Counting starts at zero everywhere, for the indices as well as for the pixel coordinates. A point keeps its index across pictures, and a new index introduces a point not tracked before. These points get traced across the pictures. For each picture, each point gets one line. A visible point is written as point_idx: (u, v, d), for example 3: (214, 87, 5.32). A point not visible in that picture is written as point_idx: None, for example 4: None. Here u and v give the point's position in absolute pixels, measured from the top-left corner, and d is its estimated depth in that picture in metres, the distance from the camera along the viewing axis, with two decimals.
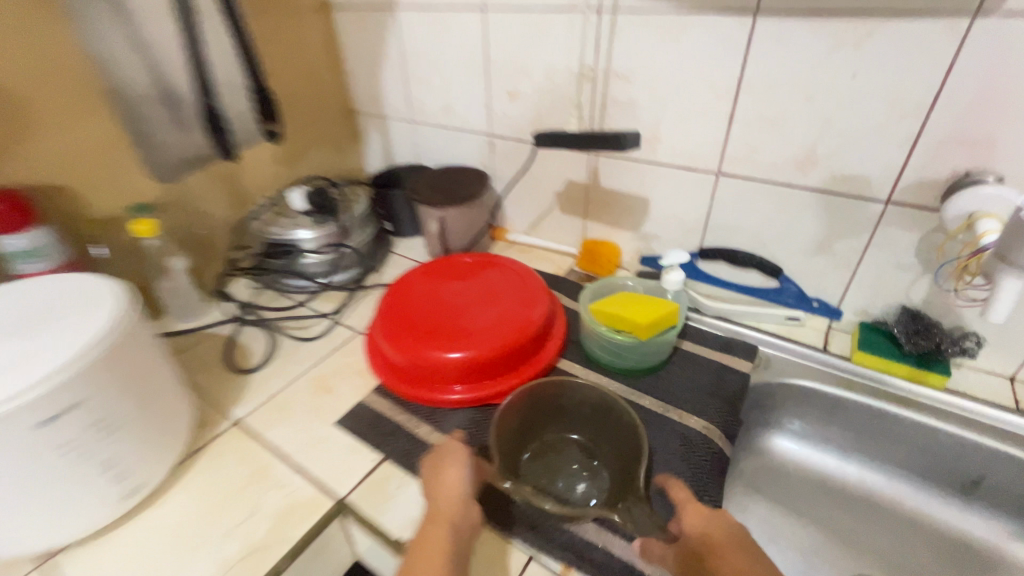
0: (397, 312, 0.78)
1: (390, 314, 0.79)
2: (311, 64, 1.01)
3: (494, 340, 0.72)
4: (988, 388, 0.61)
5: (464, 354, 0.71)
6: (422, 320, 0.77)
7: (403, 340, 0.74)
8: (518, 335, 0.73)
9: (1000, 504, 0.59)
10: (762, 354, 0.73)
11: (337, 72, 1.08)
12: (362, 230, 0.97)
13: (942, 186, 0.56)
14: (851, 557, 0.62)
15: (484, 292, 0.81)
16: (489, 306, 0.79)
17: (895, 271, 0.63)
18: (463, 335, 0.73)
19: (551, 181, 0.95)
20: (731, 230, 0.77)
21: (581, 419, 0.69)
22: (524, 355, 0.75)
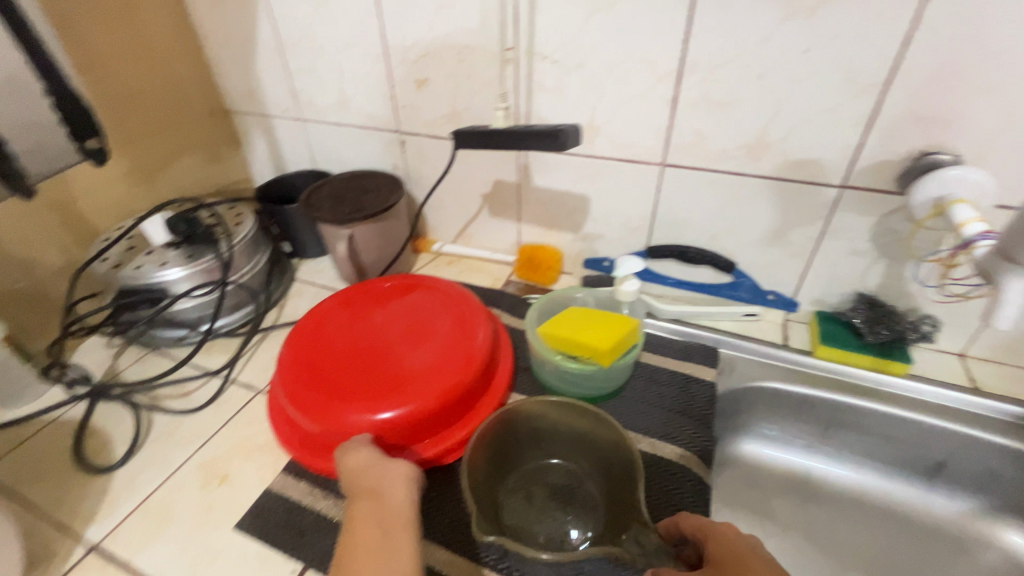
0: (306, 361, 0.61)
1: (296, 365, 0.61)
2: (155, 53, 0.82)
3: (433, 386, 0.58)
4: (932, 367, 0.65)
5: (398, 412, 0.55)
6: (338, 370, 0.60)
7: (315, 400, 0.57)
8: (462, 375, 0.59)
9: (953, 480, 0.64)
10: (725, 356, 0.71)
11: (195, 64, 0.88)
12: (252, 259, 0.78)
13: (900, 170, 0.57)
14: (833, 555, 0.63)
15: (413, 322, 0.66)
16: (421, 340, 0.63)
17: (851, 257, 0.65)
18: (393, 385, 0.58)
19: (476, 182, 0.82)
20: (680, 225, 0.72)
21: (562, 447, 0.59)
22: (473, 396, 0.61)
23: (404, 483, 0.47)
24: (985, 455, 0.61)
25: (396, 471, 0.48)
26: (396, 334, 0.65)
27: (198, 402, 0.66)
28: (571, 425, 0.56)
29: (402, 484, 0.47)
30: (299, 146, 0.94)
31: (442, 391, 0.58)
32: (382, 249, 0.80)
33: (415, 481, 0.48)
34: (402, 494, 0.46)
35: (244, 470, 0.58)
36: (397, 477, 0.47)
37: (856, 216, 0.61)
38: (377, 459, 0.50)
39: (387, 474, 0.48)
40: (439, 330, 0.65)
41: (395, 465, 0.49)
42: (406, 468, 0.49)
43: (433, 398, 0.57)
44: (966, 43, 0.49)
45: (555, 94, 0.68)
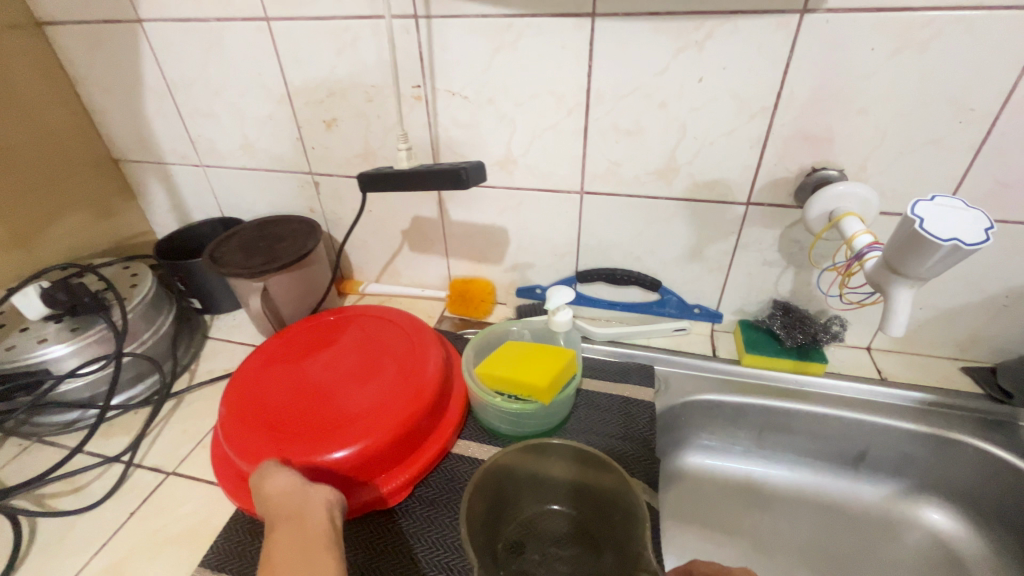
0: (247, 409, 0.57)
1: (235, 417, 0.56)
2: (21, 101, 0.73)
3: (384, 421, 0.54)
4: (845, 362, 0.70)
5: (346, 452, 0.52)
6: (283, 412, 0.56)
7: (256, 446, 0.53)
8: (414, 407, 0.56)
9: (877, 467, 0.68)
10: (661, 372, 0.72)
11: (73, 112, 0.80)
12: (154, 323, 0.71)
13: (795, 185, 0.61)
14: (783, 558, 0.64)
15: (364, 356, 0.63)
16: (373, 373, 0.60)
17: (763, 268, 0.68)
18: (342, 423, 0.54)
19: (398, 219, 0.80)
20: (605, 248, 0.73)
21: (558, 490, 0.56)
22: (427, 428, 0.58)
23: (324, 506, 0.44)
24: (898, 441, 0.65)
25: (315, 495, 0.45)
26: (345, 368, 0.61)
27: (94, 497, 0.58)
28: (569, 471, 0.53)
29: (323, 507, 0.44)
30: (202, 193, 0.87)
31: (394, 425, 0.54)
32: (301, 298, 0.75)
33: (335, 504, 0.45)
34: (324, 515, 0.43)
35: (153, 570, 0.51)
36: (318, 500, 0.44)
37: (762, 230, 0.65)
38: (296, 483, 0.46)
39: (305, 498, 0.44)
40: (391, 363, 0.61)
41: (316, 488, 0.46)
42: (327, 492, 0.46)
43: (385, 433, 0.54)
44: (838, 67, 0.53)
45: (469, 128, 0.67)
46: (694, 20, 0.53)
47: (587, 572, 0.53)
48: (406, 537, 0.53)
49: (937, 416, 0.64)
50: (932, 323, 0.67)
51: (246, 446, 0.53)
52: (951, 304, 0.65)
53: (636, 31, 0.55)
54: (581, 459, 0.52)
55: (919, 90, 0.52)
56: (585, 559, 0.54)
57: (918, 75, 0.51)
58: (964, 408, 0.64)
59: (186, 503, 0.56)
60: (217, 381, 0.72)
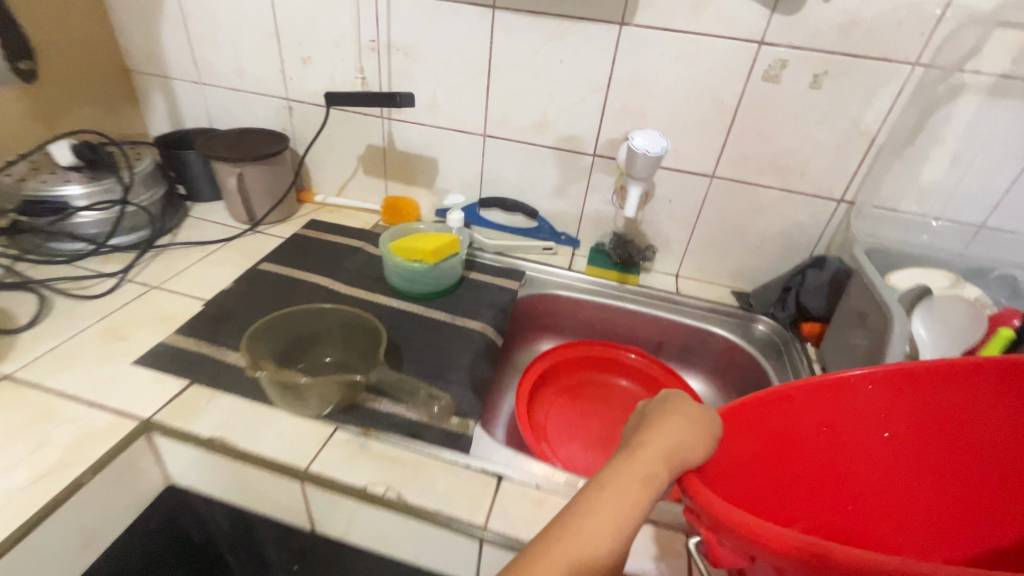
0: (600, 440, 0.86)
1: (599, 443, 0.85)
2: (81, 26, 0.95)
3: (583, 434, 0.87)
4: (658, 281, 0.99)
5: (609, 439, 0.86)
6: (601, 437, 0.86)
7: (606, 440, 0.86)
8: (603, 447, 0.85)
9: (671, 354, 0.97)
10: (528, 276, 0.99)
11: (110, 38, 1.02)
12: (148, 190, 0.91)
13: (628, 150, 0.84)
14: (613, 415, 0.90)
15: (600, 443, 0.85)
16: (594, 436, 0.87)
17: (605, 205, 0.96)
18: (606, 445, 0.85)
19: (349, 144, 1.03)
20: (500, 181, 0.99)
21: (326, 334, 0.73)
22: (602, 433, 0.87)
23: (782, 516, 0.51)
24: (679, 332, 0.95)
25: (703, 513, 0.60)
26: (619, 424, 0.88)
27: (100, 291, 0.80)
28: (373, 416, 0.63)
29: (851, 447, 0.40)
30: (196, 107, 1.08)
31: None
32: (268, 190, 0.98)
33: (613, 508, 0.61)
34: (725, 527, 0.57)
35: (140, 333, 0.73)
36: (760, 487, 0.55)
37: (604, 176, 0.93)
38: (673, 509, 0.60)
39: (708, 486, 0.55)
40: None
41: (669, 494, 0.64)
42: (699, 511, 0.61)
43: (607, 429, 0.88)
44: (646, 68, 0.82)
45: (407, 78, 0.93)
46: (559, 20, 0.81)
47: (349, 360, 0.71)
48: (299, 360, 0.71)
49: (712, 318, 0.94)
50: (716, 256, 0.96)
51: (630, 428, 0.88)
52: (727, 241, 0.94)
53: (521, 22, 0.82)
54: (375, 418, 0.63)
55: (689, 88, 0.82)
56: (345, 357, 0.72)
57: (692, 73, 0.80)
58: (724, 313, 0.94)
59: (167, 302, 0.79)
60: (197, 243, 0.93)
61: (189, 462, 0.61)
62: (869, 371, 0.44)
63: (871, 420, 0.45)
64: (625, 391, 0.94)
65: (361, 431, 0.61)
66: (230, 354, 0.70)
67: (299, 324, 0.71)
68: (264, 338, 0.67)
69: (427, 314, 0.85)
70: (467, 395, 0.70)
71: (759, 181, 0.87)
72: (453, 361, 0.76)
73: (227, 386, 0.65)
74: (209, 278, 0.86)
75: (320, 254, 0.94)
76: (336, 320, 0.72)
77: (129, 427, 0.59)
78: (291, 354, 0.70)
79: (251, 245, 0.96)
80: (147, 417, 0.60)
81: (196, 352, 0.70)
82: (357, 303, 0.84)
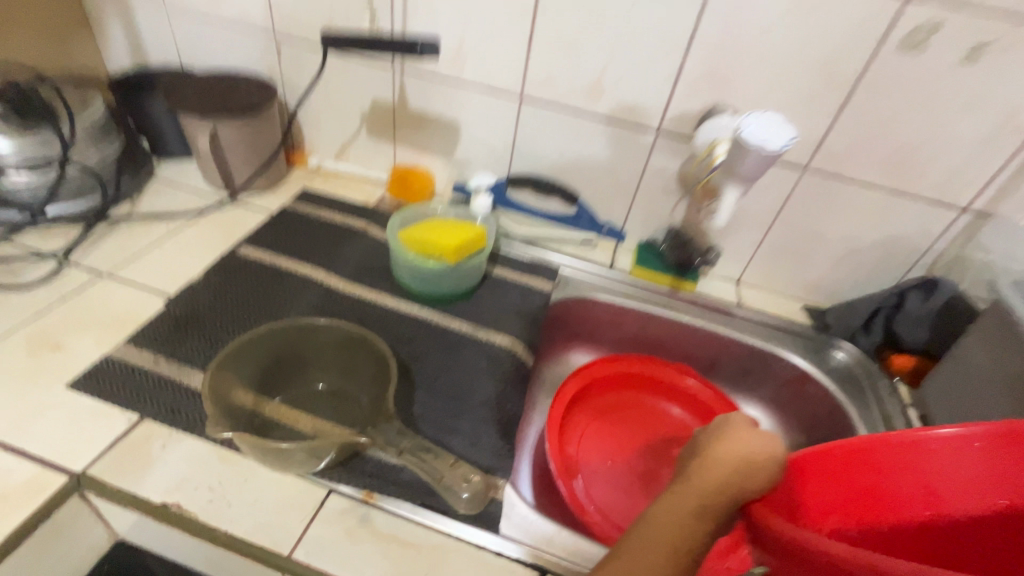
0: (631, 478, 0.73)
1: (630, 482, 0.73)
2: None
3: (613, 467, 0.74)
4: (716, 288, 0.83)
5: (642, 477, 0.74)
6: (633, 474, 0.74)
7: (639, 478, 0.74)
8: (634, 485, 0.73)
9: (724, 375, 0.83)
10: (562, 274, 0.83)
11: None
12: (99, 146, 0.73)
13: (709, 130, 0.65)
14: (650, 447, 0.77)
15: (631, 481, 0.73)
16: (625, 470, 0.74)
17: (663, 195, 0.79)
18: (637, 483, 0.73)
19: (351, 97, 0.83)
20: (535, 156, 0.81)
21: (319, 355, 0.57)
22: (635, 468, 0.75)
23: None
24: (738, 352, 0.80)
25: None
26: (656, 460, 0.76)
27: (34, 279, 0.64)
28: (373, 477, 0.49)
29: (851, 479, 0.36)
30: (162, 38, 0.87)
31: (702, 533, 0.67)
32: (250, 152, 0.79)
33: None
34: None
35: (80, 341, 0.57)
36: None
37: (667, 159, 0.75)
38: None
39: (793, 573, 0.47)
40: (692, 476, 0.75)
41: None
42: None
43: (642, 464, 0.75)
44: (743, 22, 0.62)
45: (427, 17, 0.73)
46: None
47: (345, 392, 0.57)
48: (282, 390, 0.56)
49: (779, 338, 0.79)
50: (789, 264, 0.80)
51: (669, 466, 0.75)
52: (808, 247, 0.78)
53: None
54: (374, 481, 0.49)
55: (796, 52, 0.63)
56: (341, 387, 0.57)
57: (805, 33, 0.61)
58: (794, 334, 0.79)
59: (118, 298, 0.63)
60: (161, 216, 0.76)
61: (137, 525, 0.47)
62: (968, 426, 0.34)
63: (974, 492, 0.33)
64: (673, 419, 0.80)
65: (360, 496, 0.48)
66: (194, 376, 0.55)
67: (284, 342, 0.55)
68: (237, 363, 0.51)
69: (442, 322, 0.70)
70: (491, 442, 0.57)
71: (864, 178, 0.69)
72: (475, 392, 0.62)
73: (187, 426, 0.50)
74: (174, 265, 0.69)
75: (313, 237, 0.77)
76: (332, 341, 0.56)
77: (54, 484, 0.45)
78: (273, 379, 0.56)
79: (229, 219, 0.79)
80: (81, 469, 0.46)
81: (150, 373, 0.54)
82: (358, 306, 0.68)
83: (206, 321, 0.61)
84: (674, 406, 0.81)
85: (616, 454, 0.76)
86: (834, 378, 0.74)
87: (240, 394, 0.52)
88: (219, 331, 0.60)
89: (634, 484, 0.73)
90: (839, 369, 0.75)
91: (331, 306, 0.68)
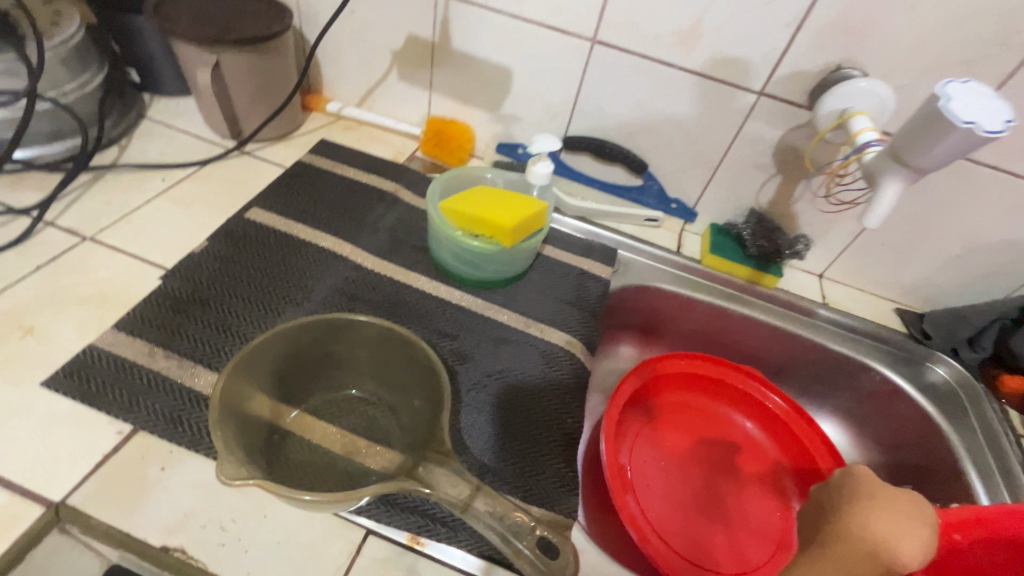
0: (687, 491, 0.65)
1: (686, 495, 0.65)
2: None
3: (668, 477, 0.66)
4: (797, 282, 0.72)
5: (700, 491, 0.65)
6: (690, 486, 0.66)
7: (696, 492, 0.65)
8: (690, 500, 0.64)
9: (793, 380, 0.74)
10: (621, 257, 0.72)
11: None
12: (75, 75, 0.59)
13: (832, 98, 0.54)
14: (709, 457, 0.69)
15: (687, 495, 0.65)
16: (681, 481, 0.66)
17: (752, 171, 0.66)
18: (694, 498, 0.65)
19: (382, 30, 0.69)
20: (601, 115, 0.68)
21: (351, 356, 0.48)
22: (691, 480, 0.66)
23: None
24: (817, 359, 0.70)
25: None
26: (715, 472, 0.67)
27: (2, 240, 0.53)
28: (418, 518, 0.40)
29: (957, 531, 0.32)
30: None
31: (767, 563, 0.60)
32: (259, 92, 0.66)
33: None
34: None
35: (58, 323, 0.47)
36: None
37: (766, 128, 0.62)
38: None
39: None
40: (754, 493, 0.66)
41: None
42: None
43: (700, 476, 0.67)
44: None
45: None
46: None
47: (381, 402, 0.48)
48: (306, 395, 0.47)
49: (867, 345, 0.69)
50: (889, 260, 0.69)
51: (730, 481, 0.67)
52: (917, 242, 0.66)
53: None
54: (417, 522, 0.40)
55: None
56: (376, 396, 0.48)
57: None
58: (884, 342, 0.69)
59: (104, 269, 0.52)
60: (155, 166, 0.64)
61: None
62: None
63: None
64: (736, 430, 0.72)
65: (405, 539, 0.39)
66: (197, 376, 0.45)
67: (313, 339, 0.45)
68: (255, 366, 0.41)
69: (488, 312, 0.59)
70: (552, 468, 0.48)
71: (1011, 167, 0.57)
72: (530, 402, 0.52)
73: (191, 442, 0.41)
74: (171, 229, 0.58)
75: (335, 200, 0.66)
76: (369, 341, 0.46)
77: (26, 517, 0.36)
78: (296, 381, 0.46)
79: (236, 173, 0.66)
80: (61, 499, 0.37)
81: (144, 370, 0.44)
82: (390, 289, 0.58)
83: (211, 304, 0.50)
84: (739, 415, 0.72)
85: (672, 462, 0.67)
86: (932, 397, 0.65)
87: (258, 399, 0.42)
88: (227, 316, 0.50)
89: (691, 498, 0.65)
90: (936, 386, 0.65)
91: (359, 287, 0.57)
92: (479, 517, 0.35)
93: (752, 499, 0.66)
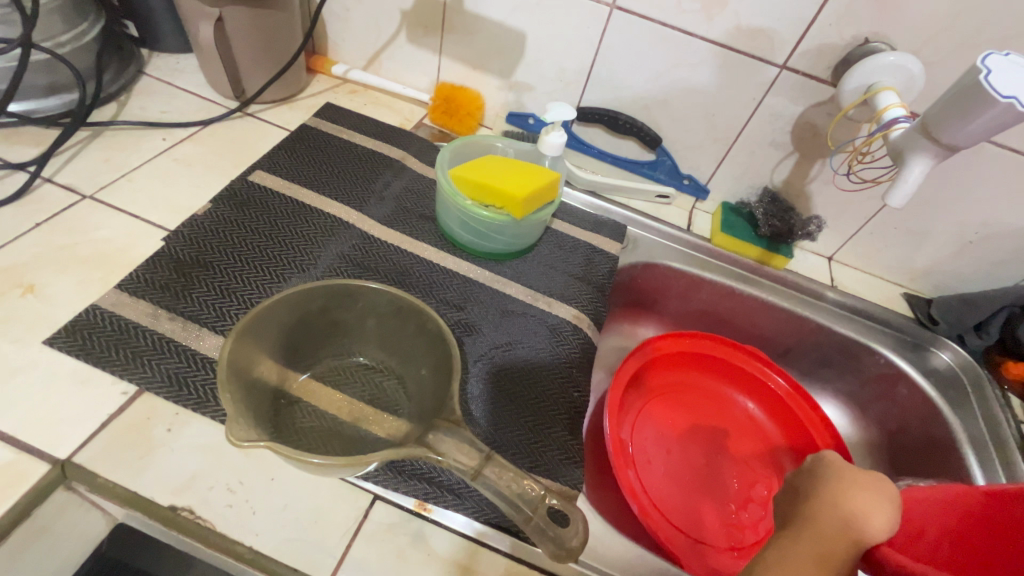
0: (684, 467, 0.66)
1: (682, 470, 0.65)
2: None
3: (666, 453, 0.66)
4: (806, 264, 0.72)
5: (696, 467, 0.66)
6: (687, 462, 0.66)
7: (692, 468, 0.66)
8: (687, 475, 0.65)
9: (797, 362, 0.74)
10: (630, 233, 0.71)
11: None
12: (72, 25, 0.57)
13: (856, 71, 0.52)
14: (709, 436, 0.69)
15: (683, 470, 0.65)
16: (678, 456, 0.66)
17: (769, 149, 0.65)
18: (689, 473, 0.65)
19: None
20: (616, 86, 0.66)
21: (359, 322, 0.47)
22: (689, 456, 0.67)
23: None
24: (822, 341, 0.70)
25: None
26: (714, 450, 0.68)
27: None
28: (427, 486, 0.40)
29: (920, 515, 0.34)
30: None
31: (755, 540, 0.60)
32: (263, 50, 0.64)
33: None
34: None
35: (60, 282, 0.46)
36: None
37: (786, 103, 0.60)
38: None
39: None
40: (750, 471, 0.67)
41: None
42: None
43: (697, 453, 0.67)
44: None
45: None
46: None
47: (388, 371, 0.47)
48: (312, 362, 0.46)
49: (874, 329, 0.69)
50: (900, 244, 0.68)
51: (728, 459, 0.68)
52: (930, 227, 0.65)
53: None
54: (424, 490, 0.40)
55: None
56: (382, 364, 0.47)
57: None
58: (890, 326, 0.69)
59: (105, 229, 0.51)
60: (156, 124, 0.62)
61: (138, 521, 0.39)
62: None
63: None
64: (737, 411, 0.72)
65: (412, 506, 0.39)
66: (203, 340, 0.44)
67: (321, 304, 0.44)
68: (263, 328, 0.41)
69: (495, 285, 0.58)
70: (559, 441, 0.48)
71: None
72: (537, 375, 0.52)
73: (197, 405, 0.40)
74: (173, 189, 0.56)
75: (341, 166, 0.64)
76: (378, 308, 0.46)
77: (32, 473, 0.36)
78: (303, 346, 0.45)
79: (239, 135, 0.64)
80: (68, 457, 0.37)
81: (149, 331, 0.44)
82: (396, 257, 0.57)
83: (215, 267, 0.49)
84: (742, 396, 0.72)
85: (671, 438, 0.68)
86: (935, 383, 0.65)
87: (267, 364, 0.42)
88: (232, 280, 0.49)
89: (687, 474, 0.65)
90: (941, 371, 0.65)
91: (366, 255, 0.56)
92: (490, 484, 0.35)
93: (748, 478, 0.66)
